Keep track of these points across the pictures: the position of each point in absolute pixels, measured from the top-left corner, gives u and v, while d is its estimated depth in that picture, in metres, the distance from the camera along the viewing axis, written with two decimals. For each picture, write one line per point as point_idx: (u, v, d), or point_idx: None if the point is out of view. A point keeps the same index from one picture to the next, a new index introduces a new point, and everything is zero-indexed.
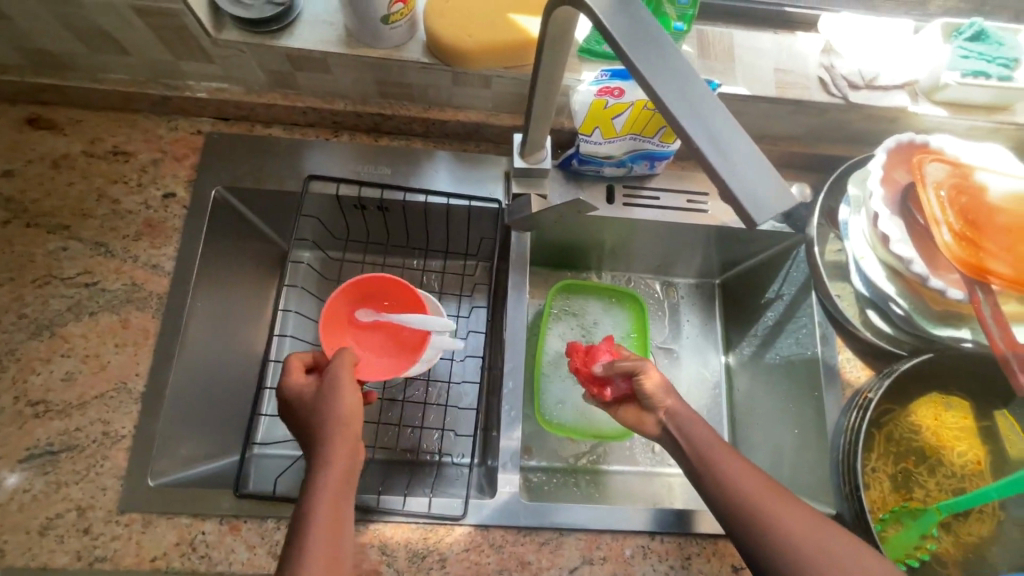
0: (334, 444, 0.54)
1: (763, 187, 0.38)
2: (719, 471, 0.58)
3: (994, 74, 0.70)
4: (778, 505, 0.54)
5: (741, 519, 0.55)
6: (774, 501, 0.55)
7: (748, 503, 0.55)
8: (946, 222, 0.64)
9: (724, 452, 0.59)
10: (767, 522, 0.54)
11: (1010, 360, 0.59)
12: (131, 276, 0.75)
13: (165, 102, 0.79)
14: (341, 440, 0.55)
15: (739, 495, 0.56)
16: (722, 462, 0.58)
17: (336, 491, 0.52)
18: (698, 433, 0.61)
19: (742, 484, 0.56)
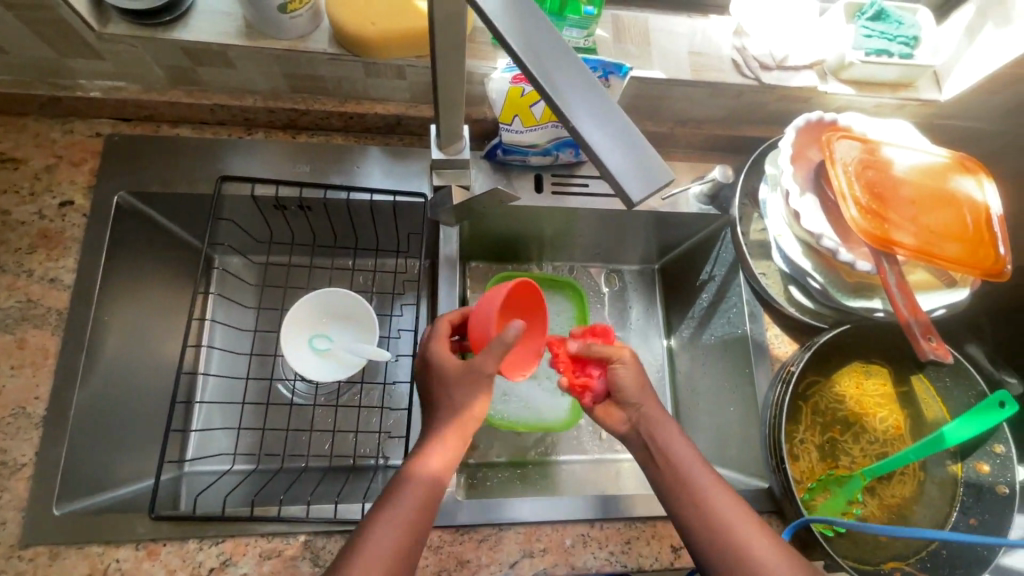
0: (421, 475, 0.55)
1: (643, 167, 0.37)
2: (676, 467, 0.60)
3: (895, 53, 0.73)
4: (721, 499, 0.58)
5: (688, 515, 0.58)
6: (716, 497, 0.58)
7: (697, 499, 0.58)
8: (853, 196, 0.65)
9: (682, 449, 0.61)
10: (713, 518, 0.56)
11: (912, 326, 0.61)
12: (25, 293, 0.69)
13: (56, 104, 0.73)
14: (428, 474, 0.55)
15: (690, 489, 0.59)
16: (680, 459, 0.61)
17: (407, 522, 0.53)
18: (663, 433, 0.62)
19: (697, 476, 0.59)
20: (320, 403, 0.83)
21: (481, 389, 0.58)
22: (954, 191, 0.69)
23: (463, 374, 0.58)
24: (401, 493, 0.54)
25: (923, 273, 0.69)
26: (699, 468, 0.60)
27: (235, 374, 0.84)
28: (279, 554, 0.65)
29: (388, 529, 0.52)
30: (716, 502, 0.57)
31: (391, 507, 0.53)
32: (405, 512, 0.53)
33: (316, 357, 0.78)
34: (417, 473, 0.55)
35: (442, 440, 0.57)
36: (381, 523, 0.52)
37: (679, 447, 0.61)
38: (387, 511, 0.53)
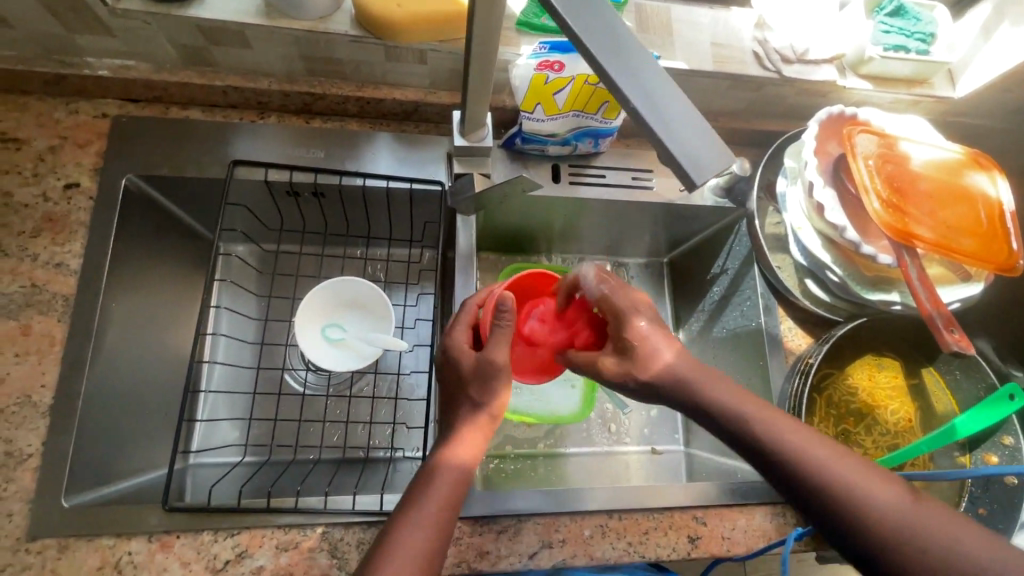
0: (446, 470, 0.55)
1: (704, 149, 0.38)
2: (783, 446, 0.53)
3: (912, 49, 0.73)
4: (848, 471, 0.51)
5: (820, 500, 0.51)
6: (843, 470, 0.51)
7: (823, 481, 0.51)
8: (875, 189, 0.66)
9: (781, 422, 0.54)
10: (851, 501, 0.50)
11: (935, 319, 0.62)
12: (29, 277, 0.67)
13: (60, 82, 0.71)
14: (453, 470, 0.55)
15: (811, 470, 0.51)
16: (782, 435, 0.53)
17: (437, 521, 0.53)
18: (736, 404, 0.55)
19: (783, 436, 0.53)
20: (332, 394, 0.82)
21: (497, 377, 0.57)
22: (970, 186, 0.70)
23: (482, 368, 0.57)
24: (428, 492, 0.54)
25: (938, 267, 0.70)
26: (812, 440, 0.53)
27: (244, 363, 0.82)
28: (296, 545, 0.63)
29: (417, 529, 0.52)
30: (846, 478, 0.51)
31: (420, 506, 0.53)
32: (433, 511, 0.53)
33: (331, 347, 0.76)
34: (439, 469, 0.55)
35: (467, 436, 0.57)
36: (410, 525, 0.52)
37: (770, 415, 0.54)
38: (415, 511, 0.53)
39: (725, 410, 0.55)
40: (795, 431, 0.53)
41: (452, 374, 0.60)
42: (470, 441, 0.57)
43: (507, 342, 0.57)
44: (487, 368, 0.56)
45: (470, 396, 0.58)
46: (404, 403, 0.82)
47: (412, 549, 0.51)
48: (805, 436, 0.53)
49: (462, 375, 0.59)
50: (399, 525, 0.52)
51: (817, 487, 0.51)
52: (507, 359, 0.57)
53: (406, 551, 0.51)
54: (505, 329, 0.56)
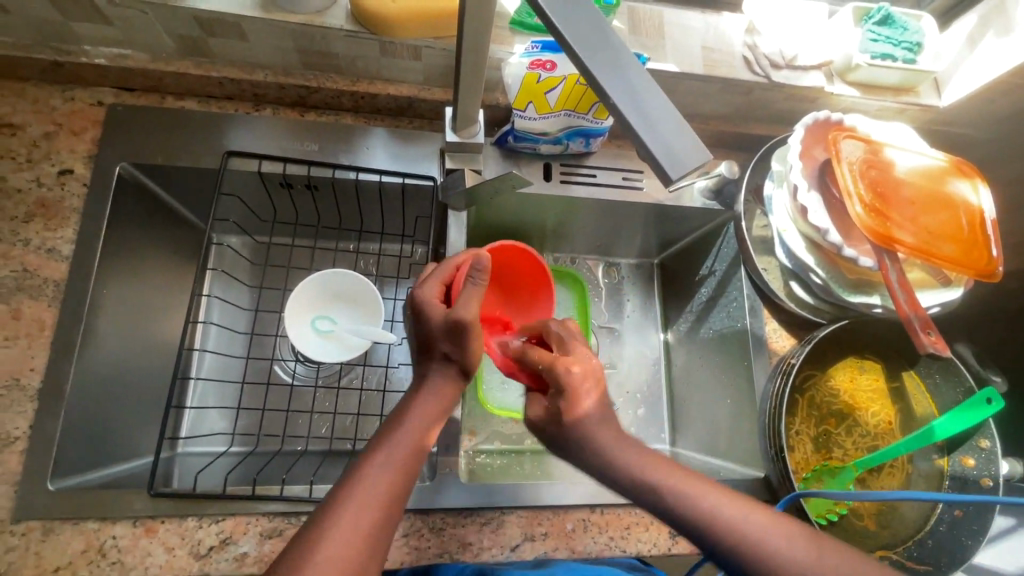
0: (413, 420, 0.56)
1: (681, 146, 0.38)
2: (715, 518, 0.50)
3: (898, 58, 0.75)
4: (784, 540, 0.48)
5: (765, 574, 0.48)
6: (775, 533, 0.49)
7: (762, 553, 0.48)
8: (858, 194, 0.67)
9: (710, 494, 0.51)
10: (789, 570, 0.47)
11: (913, 321, 0.63)
12: (21, 262, 0.67)
13: (57, 69, 0.71)
14: (419, 424, 0.56)
15: (747, 541, 0.49)
16: (718, 508, 0.50)
17: (402, 466, 0.52)
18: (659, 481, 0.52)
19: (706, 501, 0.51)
20: (321, 384, 0.83)
21: (468, 336, 0.57)
22: (952, 193, 0.72)
23: (449, 325, 0.57)
24: (394, 438, 0.54)
25: (919, 272, 0.72)
26: (740, 509, 0.50)
27: (234, 352, 0.82)
28: (280, 533, 0.64)
29: (383, 470, 0.51)
30: (781, 546, 0.48)
31: (389, 446, 0.53)
32: (400, 455, 0.53)
33: (319, 338, 0.77)
34: (410, 419, 0.56)
35: (434, 395, 0.58)
36: (377, 465, 0.51)
37: (701, 491, 0.52)
38: (384, 450, 0.53)
39: (652, 485, 0.52)
40: (724, 502, 0.51)
41: (419, 330, 0.61)
42: (433, 402, 0.57)
43: (478, 301, 0.58)
44: (460, 326, 0.57)
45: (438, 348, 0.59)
46: (393, 395, 0.83)
47: (375, 488, 0.50)
48: (736, 506, 0.51)
49: (432, 331, 0.59)
50: (365, 465, 0.51)
51: (758, 564, 0.48)
52: (475, 316, 0.57)
53: (370, 492, 0.50)
54: (478, 286, 0.58)
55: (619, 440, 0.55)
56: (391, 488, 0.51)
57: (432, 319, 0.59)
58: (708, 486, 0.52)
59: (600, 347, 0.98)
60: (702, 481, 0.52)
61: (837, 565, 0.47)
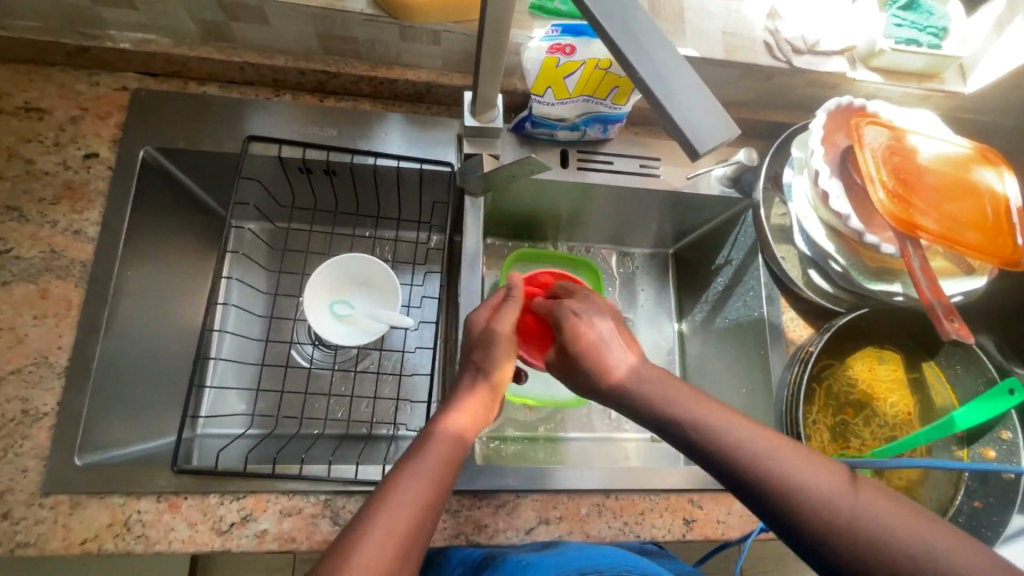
0: (446, 427, 0.56)
1: (708, 120, 0.38)
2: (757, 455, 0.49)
3: (924, 43, 0.74)
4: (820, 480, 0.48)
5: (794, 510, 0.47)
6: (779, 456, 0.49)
7: (772, 478, 0.48)
8: (881, 179, 0.66)
9: (751, 433, 0.51)
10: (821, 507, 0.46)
11: (936, 308, 0.62)
12: (48, 243, 0.69)
13: (83, 54, 0.72)
14: (452, 432, 0.56)
15: (782, 477, 0.48)
16: (721, 427, 0.52)
17: (435, 477, 0.52)
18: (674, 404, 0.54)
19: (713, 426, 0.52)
20: (337, 368, 0.84)
21: (498, 345, 0.61)
22: (977, 180, 0.71)
23: (485, 335, 0.62)
24: (427, 449, 0.54)
25: (942, 260, 0.71)
26: (785, 450, 0.50)
27: (253, 336, 0.84)
28: (299, 511, 0.65)
29: (415, 481, 0.51)
30: (816, 484, 0.47)
31: (420, 459, 0.53)
32: (433, 464, 0.53)
33: (337, 322, 0.78)
34: (442, 428, 0.56)
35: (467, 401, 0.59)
36: (408, 477, 0.51)
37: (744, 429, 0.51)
38: (415, 462, 0.53)
39: (702, 426, 0.52)
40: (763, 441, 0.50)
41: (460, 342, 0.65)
42: (468, 408, 0.58)
43: (513, 318, 0.63)
44: (490, 337, 0.62)
45: (473, 358, 0.62)
46: (409, 380, 0.84)
47: (407, 500, 0.50)
48: (777, 443, 0.50)
49: (470, 340, 0.63)
50: (396, 476, 0.51)
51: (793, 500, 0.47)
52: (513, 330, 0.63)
53: (401, 500, 0.50)
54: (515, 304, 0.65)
55: (646, 379, 0.56)
56: (424, 501, 0.50)
57: (472, 335, 0.63)
58: (757, 428, 0.51)
59: None
60: (749, 423, 0.51)
61: (848, 490, 0.47)
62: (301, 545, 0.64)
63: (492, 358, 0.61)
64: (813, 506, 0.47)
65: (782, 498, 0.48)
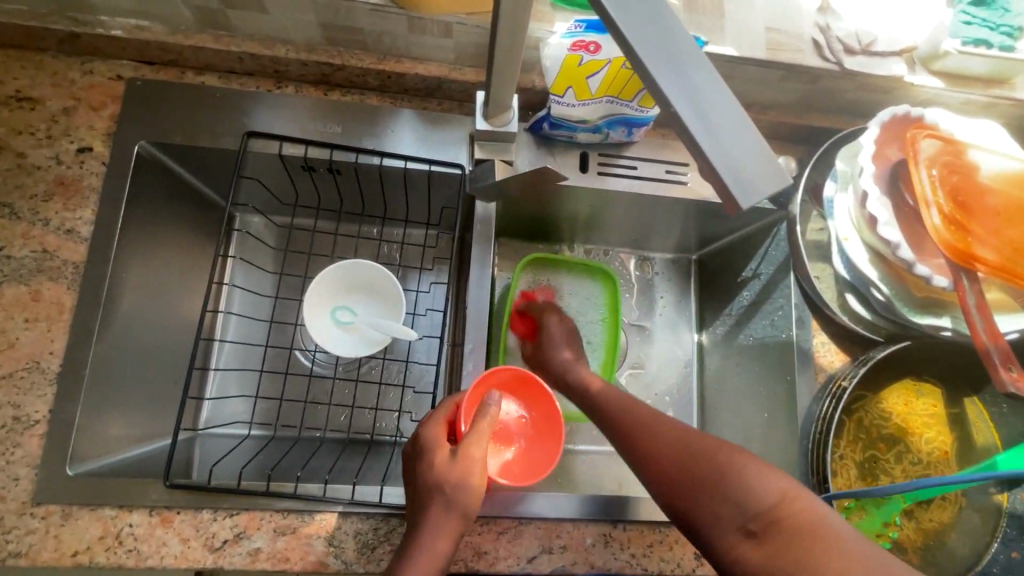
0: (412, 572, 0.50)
1: (754, 166, 0.33)
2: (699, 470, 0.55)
3: (995, 44, 0.65)
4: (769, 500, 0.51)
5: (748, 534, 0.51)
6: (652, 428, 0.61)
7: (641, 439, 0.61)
8: (936, 203, 0.60)
9: (692, 451, 0.56)
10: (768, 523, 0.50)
11: (991, 353, 0.56)
12: (40, 243, 0.66)
13: (74, 40, 0.68)
14: (432, 552, 0.50)
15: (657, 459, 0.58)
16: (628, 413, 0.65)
17: None
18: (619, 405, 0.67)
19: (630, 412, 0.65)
20: (339, 376, 0.80)
21: (475, 475, 0.52)
22: None
23: (458, 463, 0.52)
24: None
25: (997, 293, 0.64)
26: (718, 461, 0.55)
27: (254, 339, 0.81)
28: (293, 531, 0.63)
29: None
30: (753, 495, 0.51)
31: None
32: None
33: (339, 331, 0.74)
34: (409, 571, 0.50)
35: (444, 514, 0.51)
36: None
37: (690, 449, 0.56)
38: None
39: (645, 439, 0.60)
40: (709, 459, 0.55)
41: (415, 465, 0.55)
42: (440, 539, 0.51)
43: (485, 437, 0.54)
44: (461, 467, 0.52)
45: (439, 489, 0.52)
46: (412, 391, 0.80)
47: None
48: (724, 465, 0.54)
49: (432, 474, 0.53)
50: None
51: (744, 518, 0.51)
52: (483, 455, 0.53)
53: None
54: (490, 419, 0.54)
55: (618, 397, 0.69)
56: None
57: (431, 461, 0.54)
58: (700, 444, 0.57)
59: (628, 345, 0.94)
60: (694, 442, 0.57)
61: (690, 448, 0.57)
62: (294, 566, 0.62)
63: (463, 492, 0.52)
64: (762, 522, 0.50)
65: (728, 521, 0.51)
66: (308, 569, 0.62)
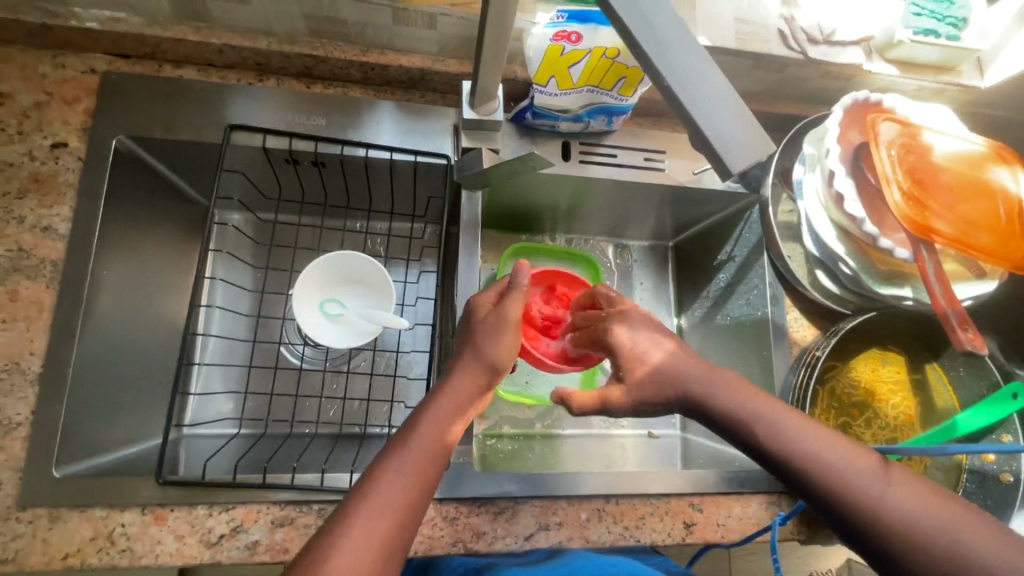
0: (425, 430, 0.54)
1: (741, 135, 0.38)
2: (785, 435, 0.54)
3: (942, 34, 0.71)
4: (874, 480, 0.50)
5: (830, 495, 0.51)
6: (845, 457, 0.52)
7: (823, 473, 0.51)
8: (896, 180, 0.64)
9: (804, 425, 0.54)
10: (854, 492, 0.50)
11: (950, 316, 0.60)
12: (15, 240, 0.64)
13: (45, 32, 0.66)
14: (429, 439, 0.54)
15: (854, 495, 0.50)
16: (802, 434, 0.53)
17: (419, 470, 0.52)
18: (767, 411, 0.55)
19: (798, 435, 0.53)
20: (329, 369, 0.81)
21: (505, 329, 0.60)
22: (990, 180, 0.68)
23: (494, 318, 0.61)
24: (408, 448, 0.53)
25: (953, 264, 0.69)
26: (823, 437, 0.53)
27: (241, 336, 0.81)
28: (292, 521, 0.63)
29: (393, 479, 0.51)
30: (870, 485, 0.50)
31: (407, 450, 0.53)
32: (415, 459, 0.52)
33: (329, 322, 0.74)
34: (427, 420, 0.55)
35: (456, 395, 0.57)
36: (392, 472, 0.51)
37: (792, 418, 0.55)
38: (397, 456, 0.52)
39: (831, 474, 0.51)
40: (815, 434, 0.53)
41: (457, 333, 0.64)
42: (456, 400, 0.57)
43: (520, 303, 0.62)
44: (494, 325, 0.60)
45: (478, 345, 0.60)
46: (402, 381, 0.81)
47: (385, 498, 0.49)
48: (829, 438, 0.53)
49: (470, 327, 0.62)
50: (382, 468, 0.51)
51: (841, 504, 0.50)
52: (517, 315, 0.61)
53: (382, 500, 0.49)
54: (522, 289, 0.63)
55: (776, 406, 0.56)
56: (399, 505, 0.50)
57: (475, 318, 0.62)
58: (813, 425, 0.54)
59: None
60: (791, 409, 0.56)
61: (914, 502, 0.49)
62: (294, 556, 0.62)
63: (493, 348, 0.59)
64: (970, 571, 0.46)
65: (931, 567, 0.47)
66: None
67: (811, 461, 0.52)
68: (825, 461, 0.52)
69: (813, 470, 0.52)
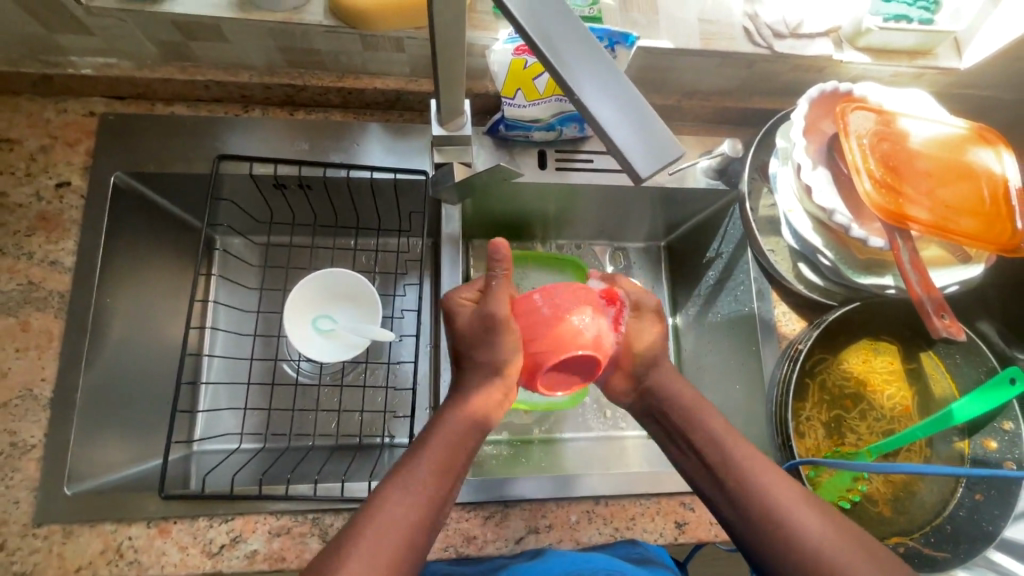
0: (445, 435, 0.57)
1: (654, 141, 0.38)
2: (739, 464, 0.57)
3: (914, 18, 0.70)
4: (803, 515, 0.53)
5: (749, 517, 0.55)
6: (779, 490, 0.55)
7: (762, 503, 0.55)
8: (867, 169, 0.63)
9: (761, 463, 0.57)
10: (779, 518, 0.53)
11: (926, 304, 0.60)
12: (26, 275, 0.69)
13: (46, 82, 0.72)
14: (449, 446, 0.57)
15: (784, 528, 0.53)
16: (752, 468, 0.57)
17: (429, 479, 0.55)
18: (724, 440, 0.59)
19: (747, 465, 0.57)
20: (325, 383, 0.84)
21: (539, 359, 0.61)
22: (971, 162, 0.67)
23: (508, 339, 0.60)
24: (424, 455, 0.56)
25: (936, 250, 0.68)
26: (765, 472, 0.57)
27: (241, 355, 0.84)
28: (288, 531, 0.66)
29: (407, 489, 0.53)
30: (801, 522, 0.53)
31: (427, 454, 0.56)
32: (429, 463, 0.55)
33: (320, 337, 0.77)
34: (451, 422, 0.58)
35: (479, 399, 0.60)
36: (407, 476, 0.54)
37: (747, 452, 0.58)
38: (416, 464, 0.55)
39: (765, 503, 0.54)
40: (769, 473, 0.57)
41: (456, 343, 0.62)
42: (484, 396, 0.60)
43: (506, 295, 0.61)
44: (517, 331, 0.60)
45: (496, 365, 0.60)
46: (396, 392, 0.84)
47: (399, 506, 0.52)
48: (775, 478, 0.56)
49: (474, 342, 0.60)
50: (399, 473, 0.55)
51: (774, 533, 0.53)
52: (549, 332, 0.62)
53: (392, 506, 0.52)
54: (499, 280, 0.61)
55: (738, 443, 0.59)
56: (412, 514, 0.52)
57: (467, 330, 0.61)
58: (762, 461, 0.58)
59: None
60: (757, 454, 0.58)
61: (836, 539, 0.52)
62: (291, 564, 0.65)
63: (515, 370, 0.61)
64: None
65: None
66: (305, 566, 0.65)
67: (751, 494, 0.55)
68: (765, 493, 0.55)
69: (746, 500, 0.55)
